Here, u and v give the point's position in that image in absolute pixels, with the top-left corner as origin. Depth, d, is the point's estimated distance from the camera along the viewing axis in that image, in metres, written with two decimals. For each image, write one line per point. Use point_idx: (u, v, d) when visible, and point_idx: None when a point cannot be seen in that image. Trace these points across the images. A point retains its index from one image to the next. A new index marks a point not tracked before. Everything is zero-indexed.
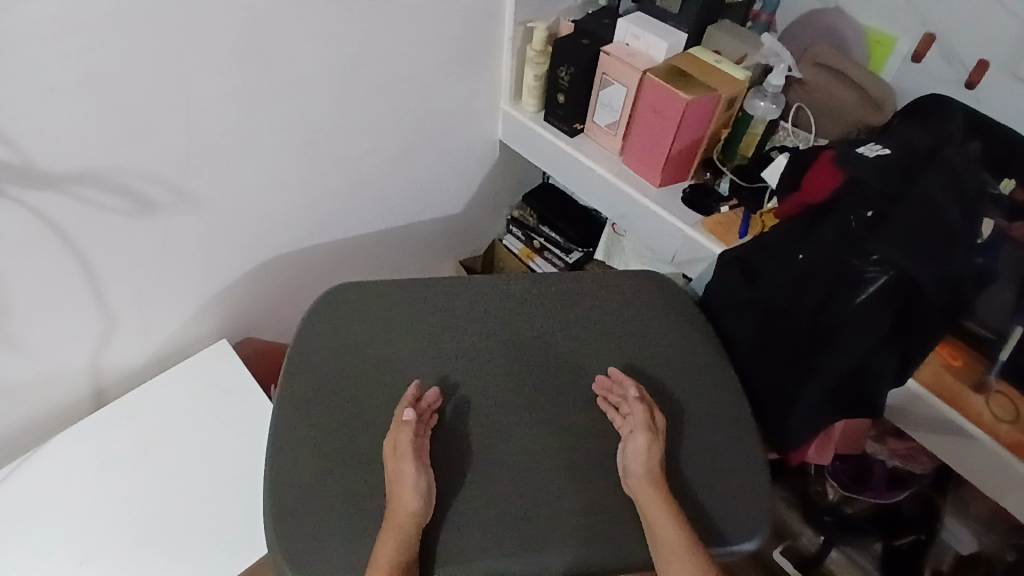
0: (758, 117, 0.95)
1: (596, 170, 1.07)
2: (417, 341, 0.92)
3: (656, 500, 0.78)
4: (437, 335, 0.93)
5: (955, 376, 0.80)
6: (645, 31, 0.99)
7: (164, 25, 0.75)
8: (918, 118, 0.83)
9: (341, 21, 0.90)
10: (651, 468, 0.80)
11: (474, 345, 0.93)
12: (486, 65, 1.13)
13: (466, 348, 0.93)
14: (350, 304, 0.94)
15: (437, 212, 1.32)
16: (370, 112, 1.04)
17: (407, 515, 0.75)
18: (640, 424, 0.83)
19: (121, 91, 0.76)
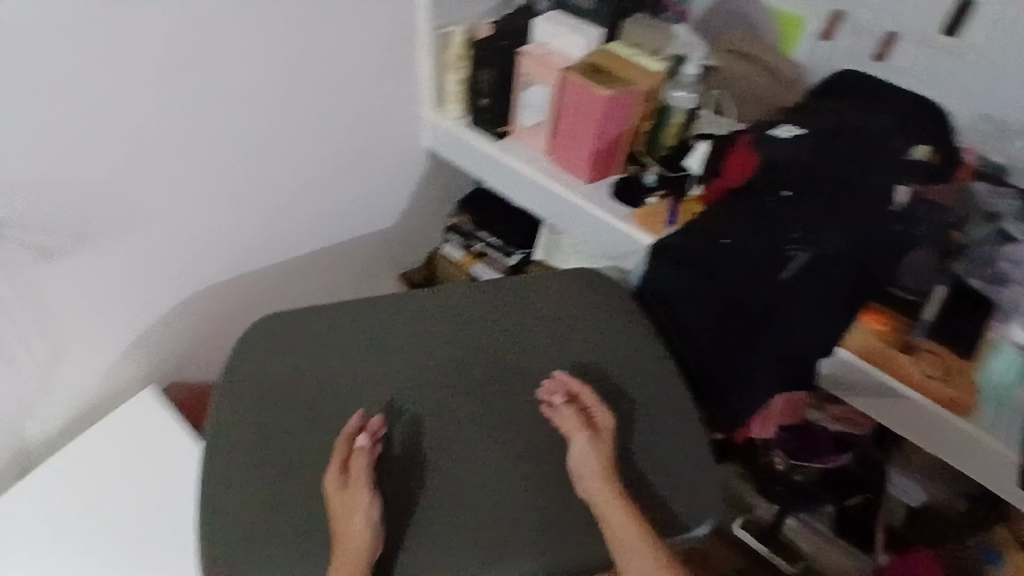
0: (678, 108, 0.98)
1: (526, 173, 1.07)
2: (362, 361, 0.86)
3: (612, 500, 0.73)
4: (382, 353, 0.87)
5: (885, 341, 0.85)
6: (558, 30, 0.99)
7: (47, 71, 0.79)
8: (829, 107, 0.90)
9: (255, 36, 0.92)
10: (598, 468, 0.75)
11: (422, 359, 0.87)
12: (404, 72, 1.11)
13: (413, 364, 0.86)
14: (291, 329, 0.88)
15: (369, 228, 1.28)
16: (285, 125, 1.02)
17: (360, 548, 0.69)
18: (574, 426, 0.77)
19: (14, 144, 0.80)
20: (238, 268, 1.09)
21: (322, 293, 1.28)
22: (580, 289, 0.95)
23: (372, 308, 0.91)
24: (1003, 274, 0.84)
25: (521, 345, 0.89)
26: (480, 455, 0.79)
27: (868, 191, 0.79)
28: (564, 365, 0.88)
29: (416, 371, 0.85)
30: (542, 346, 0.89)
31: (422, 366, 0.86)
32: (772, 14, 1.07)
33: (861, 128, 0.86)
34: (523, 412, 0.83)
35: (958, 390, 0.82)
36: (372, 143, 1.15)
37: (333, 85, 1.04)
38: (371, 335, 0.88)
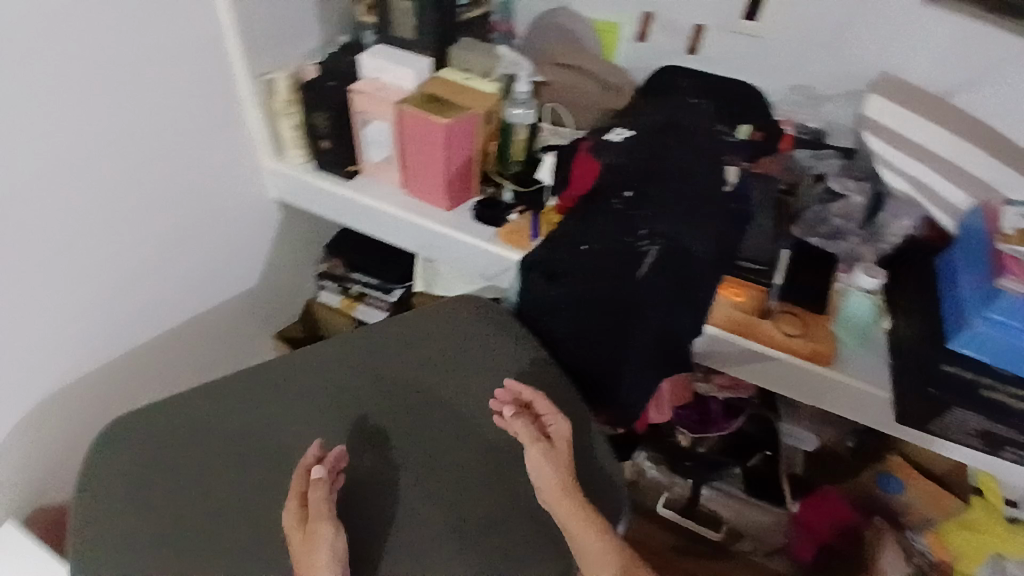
0: (517, 125, 1.00)
1: (383, 209, 1.05)
2: (243, 441, 0.80)
3: (576, 515, 0.74)
4: (265, 428, 0.81)
5: (746, 311, 0.90)
6: (384, 63, 0.97)
7: None
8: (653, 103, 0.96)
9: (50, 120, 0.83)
10: (560, 480, 0.75)
11: (309, 424, 0.82)
12: (234, 125, 1.06)
13: (301, 431, 0.82)
14: (155, 425, 0.81)
15: (231, 291, 1.20)
16: (110, 206, 0.94)
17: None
18: (530, 439, 0.77)
19: None
20: (89, 366, 1.01)
21: (192, 373, 1.19)
22: (462, 316, 0.94)
23: (247, 378, 0.86)
24: (834, 229, 0.97)
25: (407, 388, 0.86)
26: (386, 508, 0.76)
27: (705, 171, 0.84)
28: (453, 400, 0.85)
29: (300, 438, 0.81)
30: (429, 384, 0.87)
31: (305, 432, 0.81)
32: (590, 23, 1.11)
33: (690, 112, 0.92)
34: (424, 455, 0.80)
35: (817, 342, 0.88)
36: (215, 206, 1.09)
37: (156, 153, 0.96)
38: (249, 411, 0.83)
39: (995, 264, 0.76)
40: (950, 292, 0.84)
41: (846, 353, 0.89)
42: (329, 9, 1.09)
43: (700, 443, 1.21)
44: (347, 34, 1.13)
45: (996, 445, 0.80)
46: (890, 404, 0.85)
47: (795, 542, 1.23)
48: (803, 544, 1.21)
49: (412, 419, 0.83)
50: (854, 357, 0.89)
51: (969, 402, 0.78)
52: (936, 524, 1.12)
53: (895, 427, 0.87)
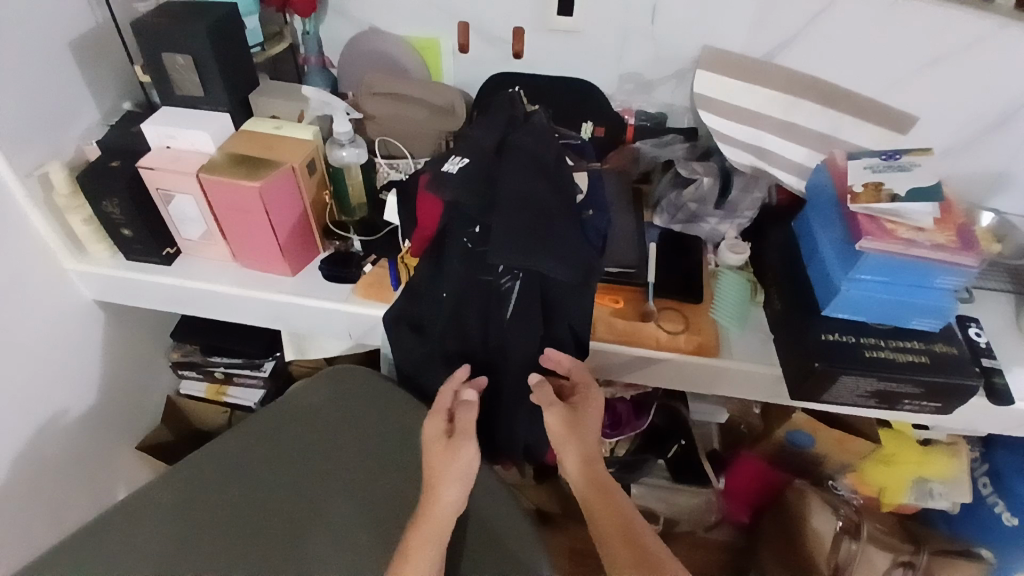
0: (348, 167, 0.90)
1: (216, 289, 0.91)
2: (190, 541, 0.77)
3: (595, 493, 0.73)
4: (209, 522, 0.79)
5: (624, 316, 0.88)
6: (175, 129, 0.84)
7: None
8: (485, 116, 0.85)
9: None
10: (577, 459, 0.74)
11: (251, 510, 0.80)
12: (14, 233, 0.87)
13: (244, 519, 0.79)
14: (80, 552, 0.74)
15: (71, 416, 1.03)
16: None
17: (446, 507, 0.69)
18: (548, 404, 0.75)
19: None
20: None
21: (47, 526, 1.01)
22: (373, 381, 0.92)
23: (112, 518, 0.77)
24: (693, 212, 0.96)
25: (296, 482, 0.83)
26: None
27: (553, 190, 0.76)
28: (344, 482, 0.83)
29: (233, 534, 0.78)
30: (315, 471, 0.84)
31: (192, 558, 0.75)
32: (406, 41, 1.03)
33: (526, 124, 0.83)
34: (357, 523, 0.80)
35: (698, 332, 0.87)
36: (25, 335, 0.91)
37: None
38: (188, 511, 0.79)
39: (851, 225, 0.77)
40: (814, 257, 0.84)
41: (731, 337, 0.88)
42: (98, 75, 0.92)
43: (620, 445, 1.15)
44: (132, 99, 0.98)
45: (890, 398, 0.81)
46: (781, 379, 0.85)
47: (730, 509, 1.29)
48: (737, 509, 1.28)
49: (309, 506, 0.81)
50: (737, 337, 0.88)
51: (857, 365, 0.77)
52: (857, 467, 1.15)
53: (794, 401, 0.86)
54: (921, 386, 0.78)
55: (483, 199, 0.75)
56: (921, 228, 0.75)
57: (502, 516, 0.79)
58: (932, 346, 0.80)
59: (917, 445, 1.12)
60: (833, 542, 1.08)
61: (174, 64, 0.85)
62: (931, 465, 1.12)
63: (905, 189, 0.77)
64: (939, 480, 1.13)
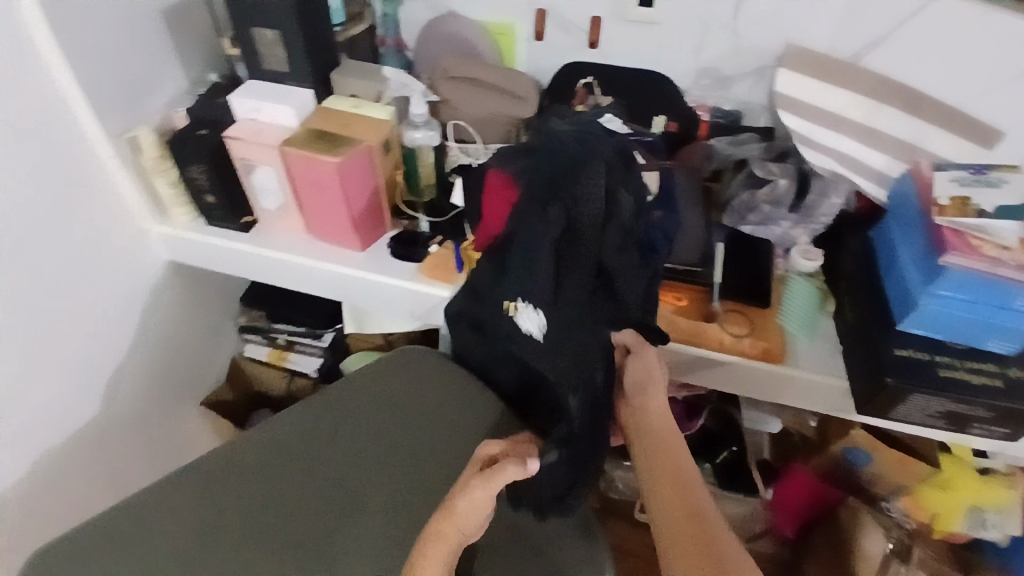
0: (421, 149, 0.91)
1: (292, 259, 0.95)
2: (277, 490, 0.82)
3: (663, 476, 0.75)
4: (295, 476, 0.84)
5: (688, 315, 0.88)
6: (261, 102, 0.87)
7: None
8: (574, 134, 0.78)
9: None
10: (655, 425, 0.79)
11: (331, 472, 0.84)
12: (103, 193, 0.92)
13: (326, 478, 0.84)
14: (182, 494, 0.80)
15: (145, 372, 1.10)
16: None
17: (462, 526, 0.69)
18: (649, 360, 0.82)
19: None
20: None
21: (118, 470, 1.08)
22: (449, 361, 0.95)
23: (145, 498, 0.80)
24: (768, 214, 0.94)
25: (320, 473, 0.84)
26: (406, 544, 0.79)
27: (634, 259, 0.77)
28: (373, 477, 0.84)
29: (312, 492, 0.82)
30: (344, 461, 0.85)
31: (275, 508, 0.81)
32: (481, 25, 1.04)
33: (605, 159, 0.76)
34: (423, 493, 0.83)
35: (764, 338, 0.85)
36: (107, 293, 0.97)
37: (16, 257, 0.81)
38: (275, 465, 0.84)
39: (933, 238, 0.74)
40: (892, 270, 0.82)
41: (796, 344, 0.87)
42: (188, 46, 0.96)
43: None
44: (216, 71, 1.02)
45: (958, 421, 0.78)
46: (848, 392, 0.83)
47: (776, 520, 1.23)
48: (783, 522, 1.22)
49: (376, 478, 0.84)
50: (802, 347, 0.87)
51: (929, 384, 0.74)
52: (912, 489, 1.08)
53: (857, 415, 0.84)
54: (993, 410, 0.75)
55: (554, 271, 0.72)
56: (1008, 246, 0.71)
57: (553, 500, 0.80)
58: (1008, 370, 0.76)
59: (976, 474, 1.05)
60: (882, 562, 1.09)
61: (263, 39, 0.88)
62: (987, 493, 1.05)
63: (993, 205, 0.74)
64: (994, 509, 1.06)
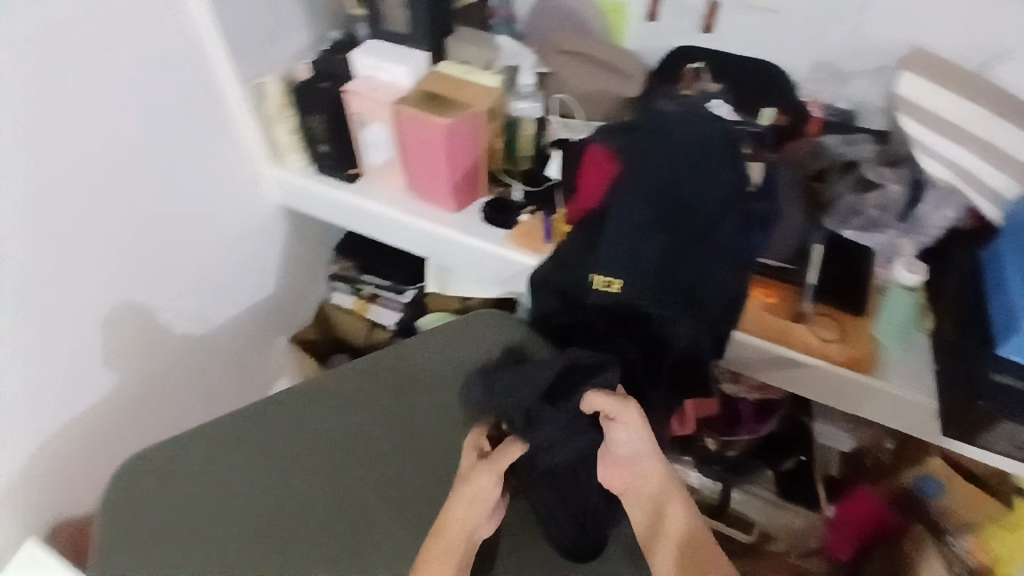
0: (524, 119, 0.95)
1: (389, 213, 1.00)
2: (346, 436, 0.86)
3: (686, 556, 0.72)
4: (364, 424, 0.87)
5: (776, 313, 0.86)
6: (381, 61, 0.92)
7: None
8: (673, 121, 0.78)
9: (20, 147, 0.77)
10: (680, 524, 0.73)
11: (398, 426, 0.87)
12: (226, 131, 1.01)
13: (392, 430, 0.86)
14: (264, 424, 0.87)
15: (243, 304, 1.19)
16: (81, 241, 0.87)
17: (467, 526, 0.68)
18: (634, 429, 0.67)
19: None
20: (80, 408, 0.96)
21: (207, 388, 1.18)
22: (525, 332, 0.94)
23: (197, 457, 0.84)
24: (874, 219, 0.90)
25: (355, 450, 0.84)
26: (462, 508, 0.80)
27: (725, 249, 0.77)
28: (427, 445, 0.85)
29: (377, 442, 0.85)
30: (399, 424, 0.87)
31: (343, 453, 0.84)
32: (595, 3, 1.04)
33: (707, 148, 0.76)
34: None
35: (853, 346, 0.83)
36: (216, 224, 1.05)
37: (130, 176, 0.90)
38: (347, 410, 0.88)
39: None
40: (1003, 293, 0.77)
41: (886, 356, 0.84)
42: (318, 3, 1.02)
43: (732, 445, 1.14)
44: (339, 29, 1.08)
45: None
46: (937, 414, 0.79)
47: (832, 540, 1.12)
48: (840, 543, 1.10)
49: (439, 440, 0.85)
50: (891, 361, 0.84)
51: None
52: (981, 529, 1.05)
53: (944, 439, 0.80)
54: None
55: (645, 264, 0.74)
56: None
57: None
58: None
59: None
60: None
61: None
62: None
63: None
64: None
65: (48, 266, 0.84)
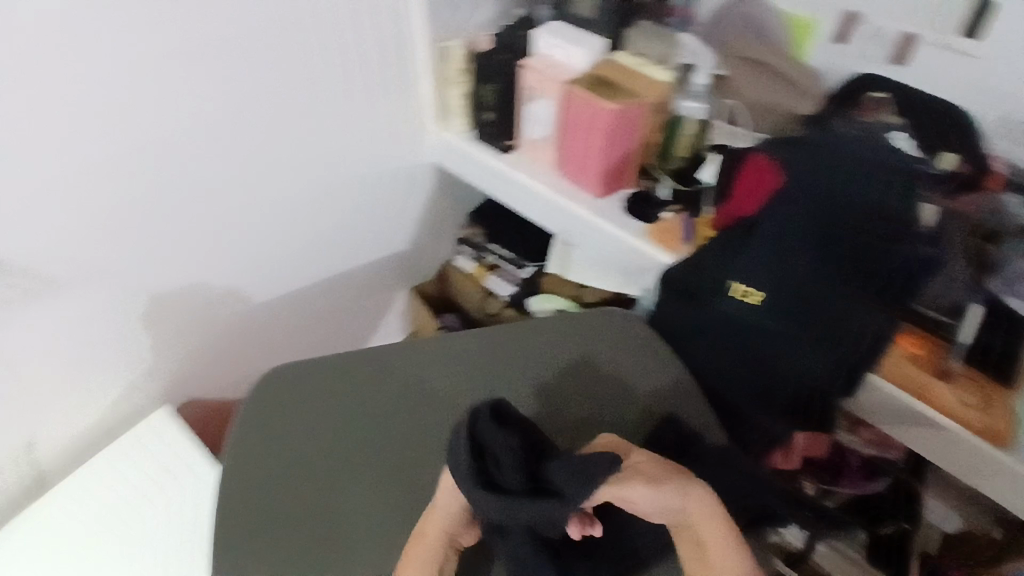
0: (687, 119, 0.94)
1: (533, 186, 1.04)
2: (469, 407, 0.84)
3: None
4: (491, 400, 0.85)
5: (919, 365, 0.82)
6: (562, 41, 0.96)
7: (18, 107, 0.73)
8: (854, 144, 0.77)
9: (231, 71, 0.88)
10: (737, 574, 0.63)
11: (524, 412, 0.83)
12: (406, 85, 1.09)
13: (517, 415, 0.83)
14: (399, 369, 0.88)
15: (380, 247, 1.28)
16: (257, 160, 0.97)
17: (440, 533, 0.67)
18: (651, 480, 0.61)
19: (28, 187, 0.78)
20: (228, 306, 1.08)
21: (331, 315, 1.29)
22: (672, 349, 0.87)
23: (300, 375, 0.88)
24: None
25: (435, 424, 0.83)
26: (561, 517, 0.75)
27: (880, 283, 0.74)
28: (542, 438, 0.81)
29: None
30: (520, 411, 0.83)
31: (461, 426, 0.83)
32: (782, 15, 1.02)
33: (886, 178, 0.75)
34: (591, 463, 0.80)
35: (997, 419, 0.76)
36: (375, 167, 1.14)
37: (315, 110, 0.99)
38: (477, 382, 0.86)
39: None
40: None
41: None
42: None
43: (829, 496, 1.07)
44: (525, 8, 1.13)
45: None
46: None
47: None
48: None
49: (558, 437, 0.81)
50: None
51: None
52: None
53: None
54: None
55: (795, 280, 0.74)
56: None
57: None
58: None
59: None
60: None
61: None
62: None
63: None
64: None
65: (227, 176, 0.95)
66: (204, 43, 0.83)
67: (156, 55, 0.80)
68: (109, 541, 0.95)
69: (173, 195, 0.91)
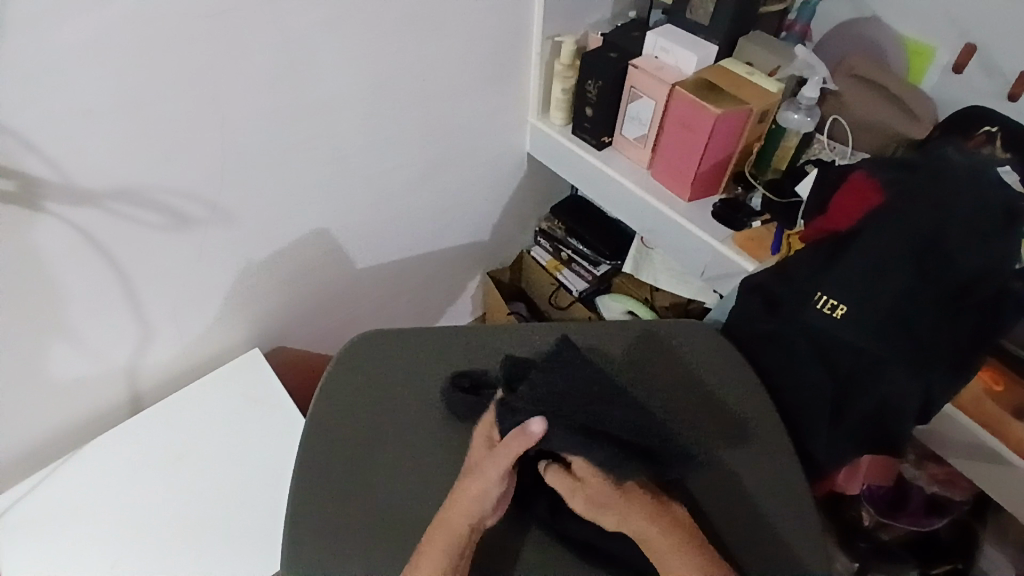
0: (791, 130, 0.97)
1: (624, 183, 1.07)
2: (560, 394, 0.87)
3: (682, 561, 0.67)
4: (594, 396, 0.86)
5: (997, 403, 0.81)
6: (674, 44, 0.98)
7: (188, 51, 0.77)
8: (969, 173, 0.75)
9: (370, 46, 0.92)
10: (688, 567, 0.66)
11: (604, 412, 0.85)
12: (515, 73, 1.12)
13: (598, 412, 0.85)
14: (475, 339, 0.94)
15: (467, 227, 1.33)
16: (375, 129, 1.01)
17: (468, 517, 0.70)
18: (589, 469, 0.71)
19: (180, 130, 0.82)
20: (324, 265, 1.14)
21: (412, 286, 1.34)
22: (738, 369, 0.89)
23: (388, 340, 0.94)
24: None
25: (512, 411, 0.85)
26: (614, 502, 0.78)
27: (975, 314, 0.73)
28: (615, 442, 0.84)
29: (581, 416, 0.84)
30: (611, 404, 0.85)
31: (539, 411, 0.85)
32: (901, 40, 1.02)
33: (1001, 210, 0.73)
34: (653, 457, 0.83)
35: None
36: (473, 148, 1.18)
37: (433, 87, 1.03)
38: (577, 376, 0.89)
39: None
40: None
41: None
42: None
43: (886, 529, 1.07)
44: (637, 11, 1.15)
45: None
46: None
47: None
48: None
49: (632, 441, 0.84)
50: None
51: None
52: None
53: None
54: None
55: (891, 301, 0.72)
56: None
57: (775, 486, 0.80)
58: None
59: None
60: None
61: None
62: None
63: None
64: None
65: (345, 141, 0.99)
66: (351, 17, 0.87)
67: (312, 24, 0.84)
68: (198, 463, 1.00)
69: (297, 152, 0.95)
